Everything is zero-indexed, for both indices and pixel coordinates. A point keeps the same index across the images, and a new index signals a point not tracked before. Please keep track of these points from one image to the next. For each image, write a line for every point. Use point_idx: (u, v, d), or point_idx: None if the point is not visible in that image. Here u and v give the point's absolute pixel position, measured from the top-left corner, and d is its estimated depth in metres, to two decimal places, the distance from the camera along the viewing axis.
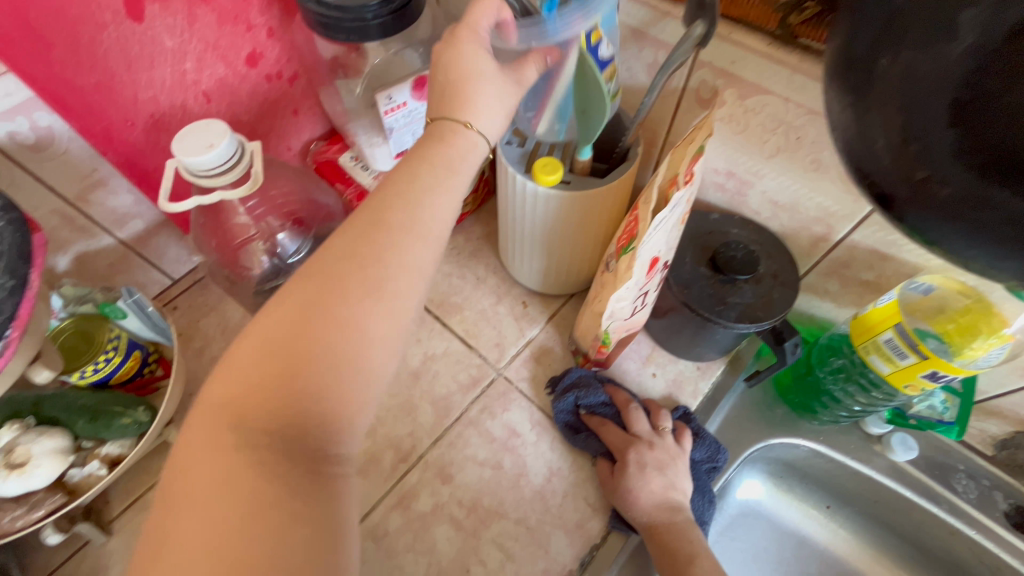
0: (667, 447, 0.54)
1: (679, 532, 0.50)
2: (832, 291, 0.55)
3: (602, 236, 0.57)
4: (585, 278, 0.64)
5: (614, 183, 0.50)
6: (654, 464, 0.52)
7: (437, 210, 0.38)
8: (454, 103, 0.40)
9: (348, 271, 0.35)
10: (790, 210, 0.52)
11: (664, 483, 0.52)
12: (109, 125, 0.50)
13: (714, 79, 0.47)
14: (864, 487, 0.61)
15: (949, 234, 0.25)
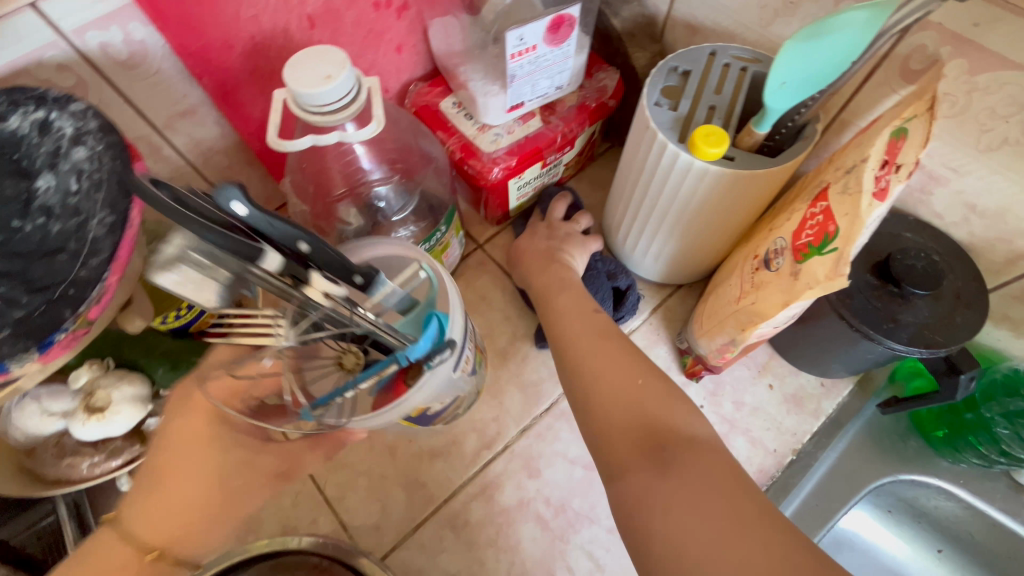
0: (564, 230, 0.57)
1: (545, 270, 0.53)
2: (1015, 317, 0.46)
3: (745, 227, 0.49)
4: (703, 270, 0.56)
5: (783, 166, 0.41)
6: (543, 234, 0.57)
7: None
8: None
9: (165, 470, 0.41)
10: (990, 217, 0.43)
11: (548, 244, 0.55)
12: (207, 46, 0.44)
13: (937, 45, 0.38)
14: (999, 542, 0.54)
15: None
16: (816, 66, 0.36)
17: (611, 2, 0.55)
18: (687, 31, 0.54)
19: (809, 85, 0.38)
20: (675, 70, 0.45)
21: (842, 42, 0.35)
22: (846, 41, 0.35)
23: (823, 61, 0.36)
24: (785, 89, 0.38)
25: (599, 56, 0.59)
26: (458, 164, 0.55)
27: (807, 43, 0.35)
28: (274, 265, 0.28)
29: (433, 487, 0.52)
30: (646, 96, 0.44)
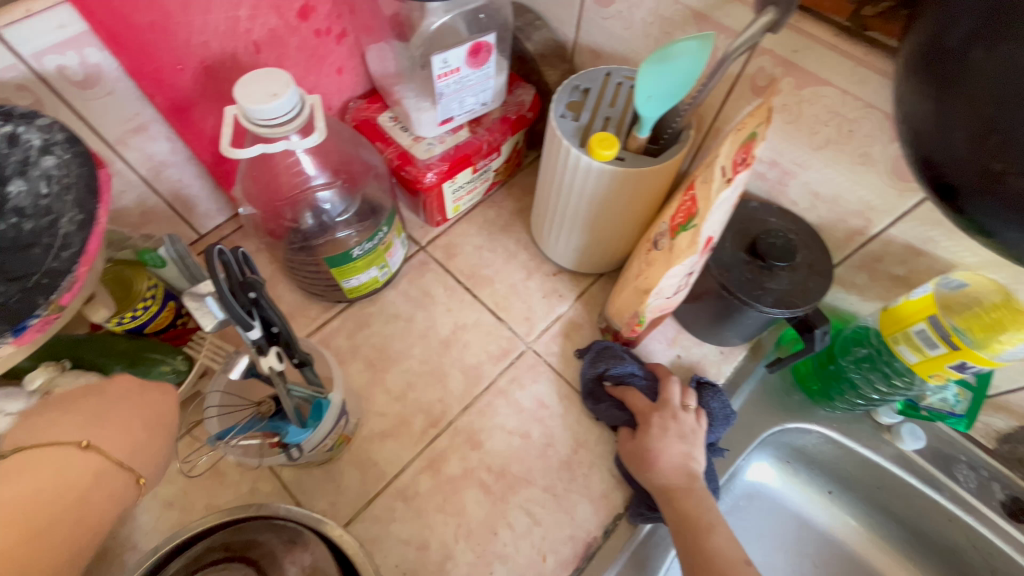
0: (688, 424, 0.54)
1: (693, 493, 0.50)
2: (860, 284, 0.57)
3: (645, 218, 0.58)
4: (617, 260, 0.65)
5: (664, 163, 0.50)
6: (675, 433, 0.53)
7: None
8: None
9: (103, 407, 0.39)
10: (829, 201, 0.54)
11: (683, 451, 0.52)
12: (160, 68, 0.49)
13: (773, 67, 0.48)
14: (868, 474, 0.64)
15: (1007, 220, 0.31)
16: (670, 83, 0.45)
17: (524, 29, 0.65)
18: (592, 56, 0.63)
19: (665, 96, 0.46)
20: (577, 88, 0.54)
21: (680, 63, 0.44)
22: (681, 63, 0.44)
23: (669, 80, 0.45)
24: (649, 101, 0.47)
25: (517, 74, 0.67)
26: (396, 171, 0.62)
27: (657, 67, 0.44)
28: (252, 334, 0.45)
29: (384, 464, 0.57)
30: (553, 110, 0.53)
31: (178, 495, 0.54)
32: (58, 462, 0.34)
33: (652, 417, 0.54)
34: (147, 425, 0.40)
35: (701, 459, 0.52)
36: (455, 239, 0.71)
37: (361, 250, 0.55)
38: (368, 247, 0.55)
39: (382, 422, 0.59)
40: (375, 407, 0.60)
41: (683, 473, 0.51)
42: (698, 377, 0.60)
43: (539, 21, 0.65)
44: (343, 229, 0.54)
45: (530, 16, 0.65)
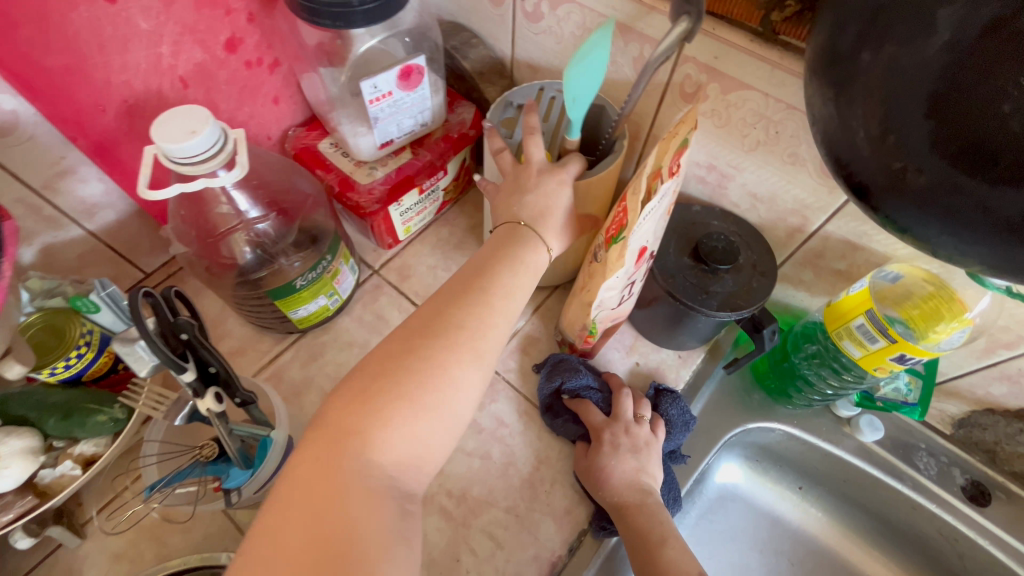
0: (641, 437, 0.54)
1: (645, 508, 0.50)
2: (806, 280, 0.58)
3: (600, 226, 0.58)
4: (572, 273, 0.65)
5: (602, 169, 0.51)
6: (627, 448, 0.53)
7: (516, 299, 0.45)
8: (548, 227, 0.48)
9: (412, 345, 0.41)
10: (767, 201, 0.54)
11: (636, 466, 0.52)
12: (79, 111, 0.48)
13: (698, 74, 0.49)
14: (833, 467, 0.64)
15: (921, 219, 0.28)
16: (594, 82, 0.44)
17: (460, 47, 0.64)
18: (530, 70, 0.63)
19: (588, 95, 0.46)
20: (511, 104, 0.54)
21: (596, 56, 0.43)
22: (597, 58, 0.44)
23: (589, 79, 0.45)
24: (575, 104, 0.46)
25: (458, 91, 0.67)
26: (338, 197, 0.61)
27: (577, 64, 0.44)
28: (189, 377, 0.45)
29: None
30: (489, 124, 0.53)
31: (126, 546, 0.52)
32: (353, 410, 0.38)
33: (604, 431, 0.54)
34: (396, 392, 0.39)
35: (652, 474, 0.53)
36: (408, 260, 0.70)
37: (305, 280, 0.54)
38: (312, 276, 0.54)
39: None
40: None
41: (635, 487, 0.51)
42: (657, 385, 0.61)
43: (475, 39, 0.64)
44: (291, 258, 0.54)
45: (466, 35, 0.65)
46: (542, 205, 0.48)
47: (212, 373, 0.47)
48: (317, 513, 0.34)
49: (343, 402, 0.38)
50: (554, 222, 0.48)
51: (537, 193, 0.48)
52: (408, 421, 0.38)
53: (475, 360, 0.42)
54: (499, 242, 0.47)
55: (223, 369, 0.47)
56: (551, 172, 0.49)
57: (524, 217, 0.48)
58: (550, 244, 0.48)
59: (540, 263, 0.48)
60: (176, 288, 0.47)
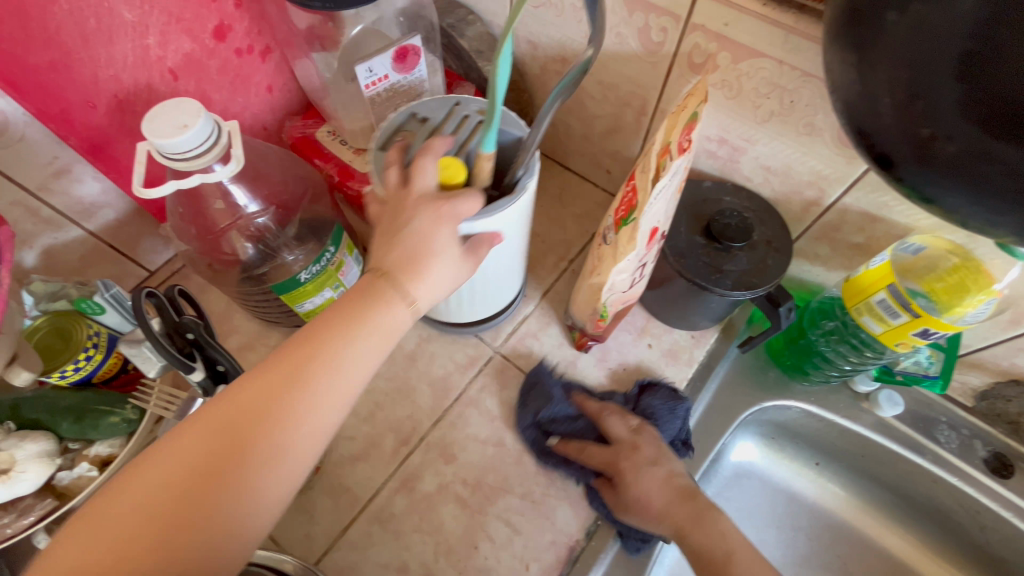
0: (648, 438, 0.53)
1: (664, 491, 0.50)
2: (823, 255, 0.56)
3: (508, 259, 0.51)
4: (508, 293, 0.58)
5: (504, 205, 0.42)
6: (649, 457, 0.52)
7: (358, 366, 0.38)
8: (410, 275, 0.39)
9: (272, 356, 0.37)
10: (781, 174, 0.52)
11: (661, 474, 0.51)
12: (68, 108, 0.46)
13: (707, 43, 0.47)
14: (851, 443, 0.63)
15: (947, 187, 0.28)
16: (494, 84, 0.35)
17: (457, 24, 0.61)
18: (529, 46, 0.61)
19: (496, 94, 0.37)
20: (415, 116, 0.46)
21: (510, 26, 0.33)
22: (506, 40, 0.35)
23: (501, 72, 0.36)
24: None
25: (456, 71, 0.65)
26: (339, 186, 0.60)
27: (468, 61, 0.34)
28: (197, 376, 0.44)
29: (357, 488, 0.55)
30: (378, 136, 0.45)
31: None
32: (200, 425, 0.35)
33: (620, 459, 0.52)
34: (243, 410, 0.35)
35: (670, 458, 0.52)
36: None
37: (308, 274, 0.51)
38: (315, 269, 0.51)
39: (351, 445, 0.57)
40: (342, 431, 0.58)
41: (651, 470, 0.51)
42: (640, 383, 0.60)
43: (472, 15, 0.62)
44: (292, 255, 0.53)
45: (462, 11, 0.62)
46: (405, 243, 0.39)
47: (221, 371, 0.46)
48: (137, 533, 0.31)
49: (160, 465, 0.33)
50: (422, 267, 0.40)
51: (404, 228, 0.39)
52: (233, 502, 0.34)
53: (299, 447, 0.36)
54: (345, 299, 0.39)
55: (231, 368, 0.46)
56: (431, 201, 0.40)
57: (384, 264, 0.40)
58: (410, 295, 0.40)
59: (397, 322, 0.40)
60: (179, 286, 0.46)
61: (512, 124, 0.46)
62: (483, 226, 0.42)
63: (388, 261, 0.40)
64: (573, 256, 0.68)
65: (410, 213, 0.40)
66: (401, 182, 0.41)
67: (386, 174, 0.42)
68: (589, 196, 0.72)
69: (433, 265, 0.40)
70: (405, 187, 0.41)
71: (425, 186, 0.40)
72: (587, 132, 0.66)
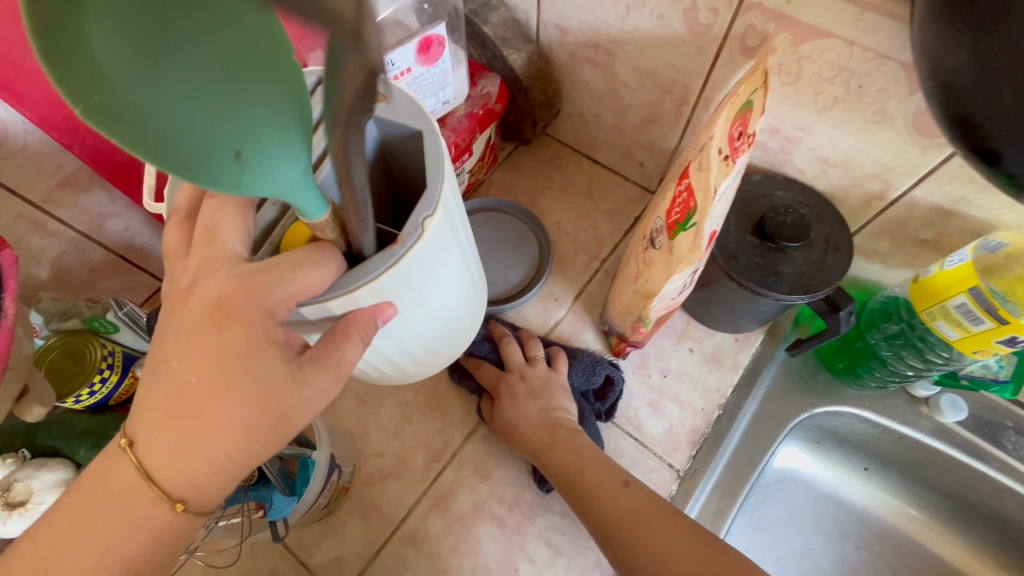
0: (540, 376, 0.54)
1: None
2: (882, 252, 0.52)
3: (447, 302, 0.38)
4: (462, 334, 0.46)
5: (374, 268, 0.30)
6: (526, 394, 0.53)
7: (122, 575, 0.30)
8: (172, 456, 0.29)
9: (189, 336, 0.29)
10: (840, 166, 0.48)
11: (539, 407, 0.52)
12: (71, 113, 0.43)
13: (764, 23, 0.42)
14: (907, 449, 0.60)
15: None
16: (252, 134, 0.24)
17: (481, 9, 0.56)
18: (558, 32, 0.56)
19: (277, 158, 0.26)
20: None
21: (204, 72, 0.23)
22: (261, 68, 0.24)
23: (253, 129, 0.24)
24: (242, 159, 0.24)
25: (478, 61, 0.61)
26: None
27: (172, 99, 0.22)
28: None
29: (389, 509, 0.53)
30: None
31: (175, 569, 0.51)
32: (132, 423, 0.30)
33: (500, 386, 0.54)
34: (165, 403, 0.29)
35: None
36: None
37: None
38: None
39: (380, 463, 0.55)
40: (371, 447, 0.55)
41: None
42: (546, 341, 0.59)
43: None
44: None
45: None
46: (180, 386, 0.29)
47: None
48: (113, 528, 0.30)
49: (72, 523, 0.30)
50: (199, 415, 0.29)
51: (178, 355, 0.30)
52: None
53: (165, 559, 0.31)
54: (93, 486, 0.31)
55: None
56: (205, 314, 0.30)
57: (134, 432, 0.30)
58: (178, 492, 0.30)
59: (175, 528, 0.31)
60: None
61: (402, 113, 0.34)
62: (353, 304, 0.31)
63: (159, 430, 0.29)
64: (606, 255, 0.64)
65: (188, 299, 0.30)
66: (185, 239, 0.32)
67: (164, 228, 0.33)
68: (620, 190, 0.67)
69: (227, 408, 0.29)
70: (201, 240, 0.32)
71: (212, 253, 0.31)
72: (619, 122, 0.61)
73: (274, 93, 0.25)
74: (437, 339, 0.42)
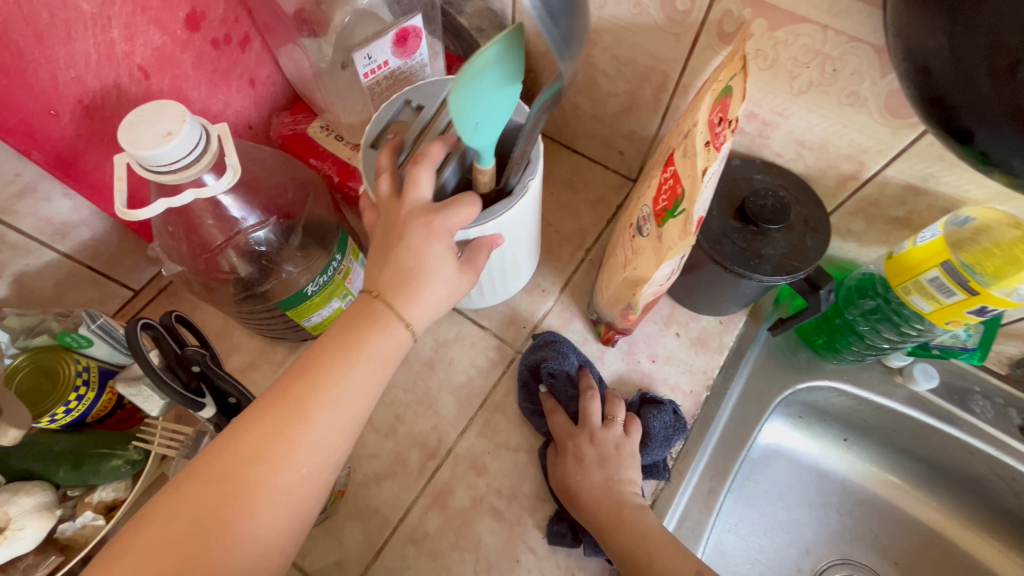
0: (611, 442, 0.51)
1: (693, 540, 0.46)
2: (856, 230, 0.54)
3: (520, 248, 0.50)
4: (521, 278, 0.57)
5: (500, 211, 0.41)
6: (594, 460, 0.50)
7: (358, 395, 0.36)
8: (408, 296, 0.37)
9: (392, 253, 0.38)
10: (817, 149, 0.49)
11: (606, 477, 0.50)
12: (29, 119, 0.40)
13: (740, 9, 0.43)
14: (884, 419, 0.62)
15: None
16: (491, 106, 0.34)
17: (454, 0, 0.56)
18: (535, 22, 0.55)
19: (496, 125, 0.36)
20: (410, 104, 0.45)
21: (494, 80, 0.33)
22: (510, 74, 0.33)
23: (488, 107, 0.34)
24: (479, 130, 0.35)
25: (455, 52, 0.60)
26: (339, 187, 0.56)
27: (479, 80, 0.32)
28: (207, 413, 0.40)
29: (386, 510, 0.52)
30: (370, 131, 0.43)
31: None
32: (307, 371, 0.36)
33: (568, 442, 0.52)
34: (343, 341, 0.37)
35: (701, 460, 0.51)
36: None
37: (314, 285, 0.46)
38: (322, 280, 0.47)
39: (375, 464, 0.54)
40: (364, 449, 0.55)
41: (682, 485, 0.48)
42: (643, 392, 0.57)
43: None
44: (257, 225, 0.47)
45: None
46: (404, 264, 0.37)
47: (233, 404, 0.42)
48: (262, 449, 0.34)
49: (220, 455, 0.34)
50: (418, 286, 0.37)
51: (404, 246, 0.37)
52: (247, 518, 0.33)
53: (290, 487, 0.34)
54: (340, 326, 0.37)
55: (243, 399, 0.41)
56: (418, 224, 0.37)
57: (380, 284, 0.38)
58: (412, 320, 0.38)
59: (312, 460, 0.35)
60: (176, 314, 0.42)
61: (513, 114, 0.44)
62: (482, 230, 0.41)
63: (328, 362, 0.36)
64: (590, 244, 0.65)
65: (403, 227, 0.38)
66: (395, 191, 0.40)
67: (377, 180, 0.40)
68: (601, 179, 0.68)
69: (436, 281, 0.38)
70: (399, 197, 0.39)
71: (419, 198, 0.38)
72: (598, 112, 0.61)
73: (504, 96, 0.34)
74: (498, 278, 0.54)
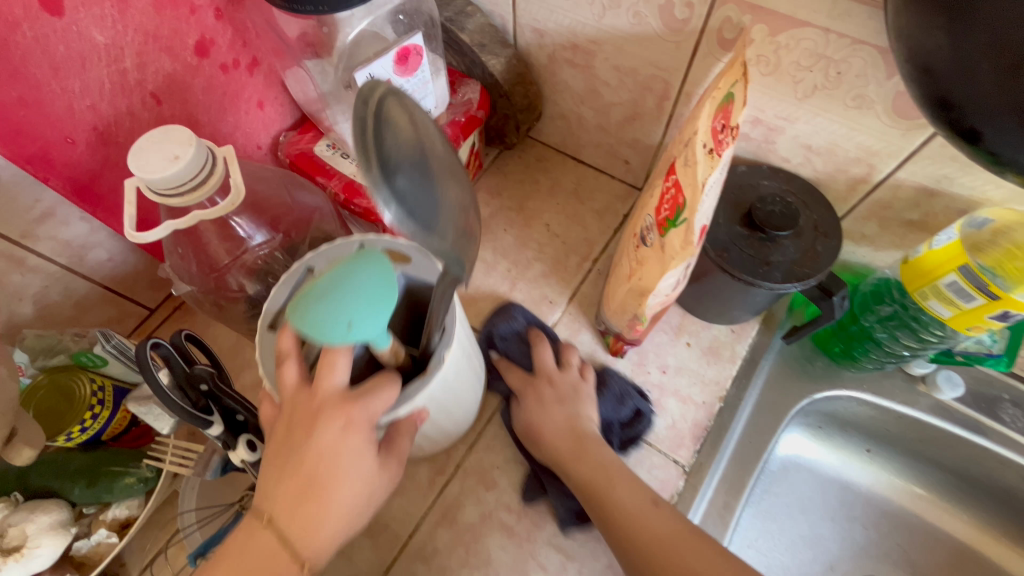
0: (568, 383, 0.54)
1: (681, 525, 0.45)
2: (870, 235, 0.52)
3: (459, 401, 0.46)
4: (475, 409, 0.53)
5: (416, 391, 0.38)
6: (553, 398, 0.52)
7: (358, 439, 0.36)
8: (304, 517, 0.34)
9: (302, 447, 0.35)
10: (824, 153, 0.48)
11: (567, 414, 0.51)
12: (47, 146, 0.42)
13: (739, 16, 0.42)
14: (908, 429, 0.60)
15: None
16: (360, 302, 0.33)
17: (456, 18, 0.56)
18: (536, 36, 0.56)
19: (385, 301, 0.34)
20: (313, 270, 0.41)
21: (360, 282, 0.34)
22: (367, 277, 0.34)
23: (356, 307, 0.33)
24: (352, 327, 0.33)
25: (458, 68, 0.60)
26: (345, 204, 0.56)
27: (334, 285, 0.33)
28: (216, 430, 0.41)
29: (396, 525, 0.52)
30: (269, 307, 0.40)
31: None
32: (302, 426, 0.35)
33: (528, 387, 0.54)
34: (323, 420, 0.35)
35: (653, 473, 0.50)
36: None
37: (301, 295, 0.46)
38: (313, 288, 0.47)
39: None
40: None
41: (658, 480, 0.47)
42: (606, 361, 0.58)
43: (470, 6, 0.56)
44: (263, 243, 0.48)
45: (459, 3, 0.56)
46: (304, 471, 0.35)
47: (240, 421, 0.43)
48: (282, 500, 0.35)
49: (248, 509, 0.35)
50: (323, 499, 0.35)
51: (308, 448, 0.35)
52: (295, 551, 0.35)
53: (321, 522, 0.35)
54: (234, 551, 0.34)
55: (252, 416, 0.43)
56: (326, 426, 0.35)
57: (273, 506, 0.35)
58: (310, 546, 0.34)
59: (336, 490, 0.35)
60: (186, 332, 0.42)
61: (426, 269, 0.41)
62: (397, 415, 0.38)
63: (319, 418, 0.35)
64: (597, 255, 0.64)
65: (313, 423, 0.35)
66: (302, 379, 0.36)
67: (279, 368, 0.36)
68: (607, 189, 0.67)
69: (342, 489, 0.35)
70: (308, 387, 0.36)
71: (332, 385, 0.35)
72: (602, 122, 0.61)
73: (371, 300, 0.34)
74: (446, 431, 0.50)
